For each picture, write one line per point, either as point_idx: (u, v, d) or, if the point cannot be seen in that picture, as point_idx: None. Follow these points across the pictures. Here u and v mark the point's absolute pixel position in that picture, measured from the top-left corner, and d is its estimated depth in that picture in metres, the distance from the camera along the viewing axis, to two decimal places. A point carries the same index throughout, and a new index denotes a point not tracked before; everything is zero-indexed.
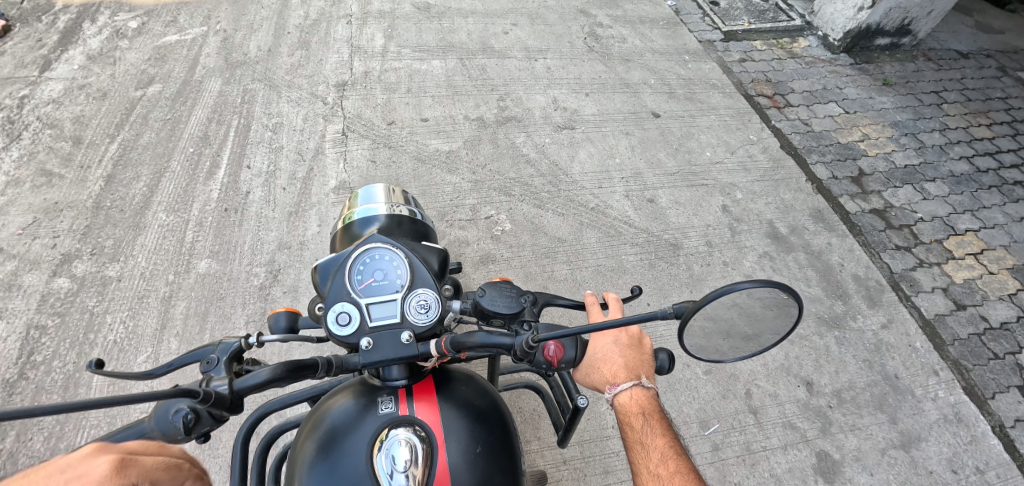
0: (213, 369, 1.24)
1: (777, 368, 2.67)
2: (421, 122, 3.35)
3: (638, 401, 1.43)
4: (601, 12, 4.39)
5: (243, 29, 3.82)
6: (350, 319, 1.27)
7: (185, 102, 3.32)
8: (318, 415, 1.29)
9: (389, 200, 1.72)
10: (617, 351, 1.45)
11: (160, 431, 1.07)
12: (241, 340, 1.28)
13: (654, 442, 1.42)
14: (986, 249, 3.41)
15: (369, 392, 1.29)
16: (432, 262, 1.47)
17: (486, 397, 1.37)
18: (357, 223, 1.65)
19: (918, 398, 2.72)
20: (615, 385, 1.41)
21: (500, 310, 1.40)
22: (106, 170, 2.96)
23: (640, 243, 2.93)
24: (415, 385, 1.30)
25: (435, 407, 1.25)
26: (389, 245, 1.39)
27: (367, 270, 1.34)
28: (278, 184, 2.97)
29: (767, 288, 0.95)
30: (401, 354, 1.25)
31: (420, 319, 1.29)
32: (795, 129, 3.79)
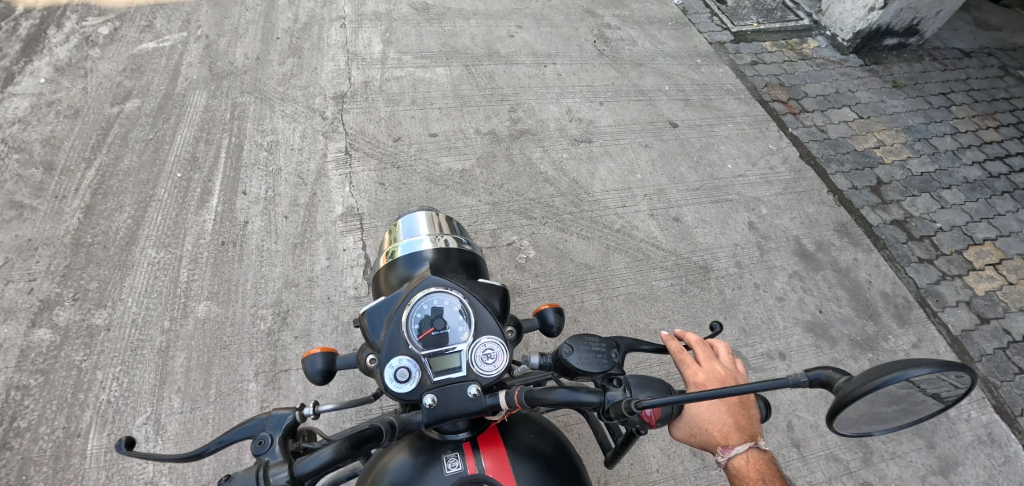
0: (265, 451, 1.01)
1: (816, 396, 2.57)
2: (430, 137, 3.13)
3: (754, 464, 1.28)
4: (608, 12, 4.22)
5: (227, 35, 3.58)
6: (411, 375, 1.04)
7: (168, 120, 3.08)
8: (372, 473, 1.12)
9: (434, 230, 1.46)
10: (725, 410, 1.27)
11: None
12: (296, 412, 1.08)
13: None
14: (1005, 259, 3.34)
15: (429, 447, 1.10)
16: (495, 301, 1.20)
17: (556, 443, 1.17)
18: (402, 260, 1.35)
19: (952, 421, 2.65)
20: (729, 447, 1.26)
21: (587, 368, 1.19)
22: (84, 201, 2.70)
23: (669, 267, 2.80)
24: (479, 436, 1.10)
25: (505, 461, 1.05)
26: (446, 281, 1.14)
27: (424, 316, 1.09)
28: (279, 211, 2.74)
29: (952, 368, 0.72)
30: (469, 411, 1.03)
31: (485, 370, 1.07)
32: (812, 137, 3.70)
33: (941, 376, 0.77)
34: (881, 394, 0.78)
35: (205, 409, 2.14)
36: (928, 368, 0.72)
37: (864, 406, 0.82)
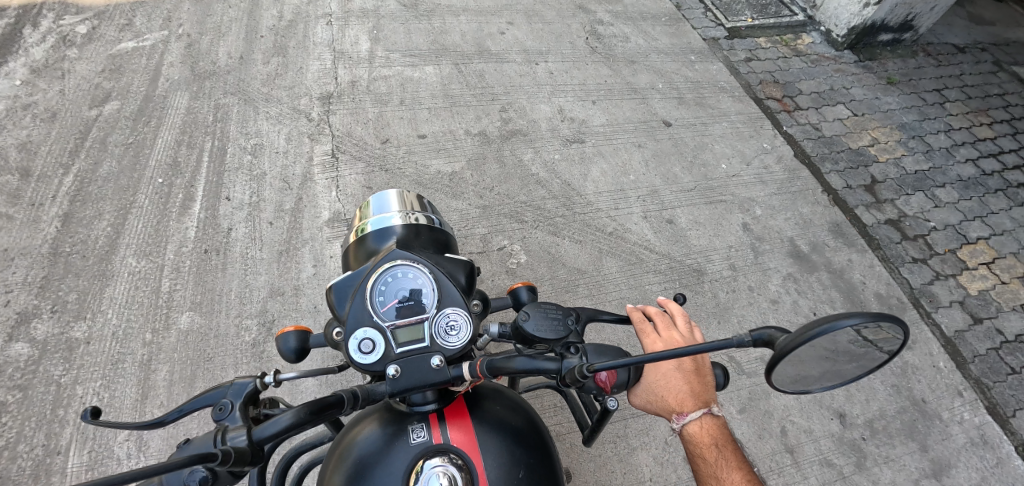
0: (226, 417, 1.00)
1: (809, 401, 2.53)
2: (418, 139, 3.06)
3: (707, 431, 1.32)
4: (600, 8, 4.16)
5: (209, 33, 3.48)
6: (374, 345, 1.01)
7: (148, 123, 3.00)
8: (340, 446, 1.11)
9: (405, 204, 1.39)
10: (680, 379, 1.31)
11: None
12: (257, 380, 1.06)
13: (729, 474, 1.32)
14: (998, 258, 3.33)
15: (397, 419, 1.10)
16: (460, 277, 1.18)
17: (524, 414, 1.18)
18: (371, 235, 1.30)
19: (945, 423, 2.61)
20: (684, 414, 1.29)
21: (545, 335, 1.21)
22: (62, 208, 2.65)
23: (662, 271, 2.76)
24: (446, 408, 1.10)
25: (471, 432, 1.06)
26: (413, 256, 1.13)
27: (390, 289, 1.07)
28: (264, 218, 2.68)
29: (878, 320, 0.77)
30: (434, 381, 1.01)
31: (451, 341, 1.05)
32: (806, 135, 3.67)
33: (863, 327, 0.83)
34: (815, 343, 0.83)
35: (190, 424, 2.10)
36: (858, 320, 0.77)
37: (801, 356, 0.87)
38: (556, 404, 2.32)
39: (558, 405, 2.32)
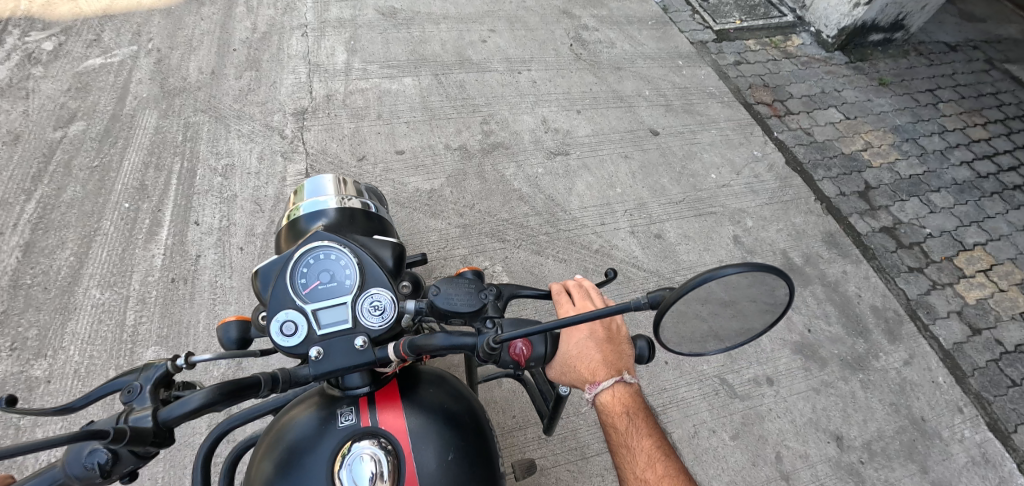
0: (135, 399, 0.98)
1: (805, 423, 2.44)
2: (396, 155, 2.95)
3: (620, 401, 1.29)
4: (585, 13, 4.05)
5: (180, 47, 3.36)
6: (296, 329, 1.06)
7: (115, 144, 2.88)
8: (274, 431, 1.15)
9: (340, 190, 1.39)
10: (592, 348, 1.27)
11: (73, 480, 0.89)
12: (168, 363, 1.03)
13: (640, 444, 1.30)
14: (995, 264, 3.24)
15: (329, 403, 1.14)
16: (386, 257, 1.20)
17: (457, 397, 1.23)
18: (303, 218, 1.30)
19: (945, 442, 2.52)
20: (596, 384, 1.25)
21: (458, 309, 1.10)
22: (24, 236, 2.53)
23: (650, 290, 2.66)
24: (377, 392, 1.15)
25: (400, 415, 1.11)
26: (337, 240, 1.16)
27: (312, 273, 1.12)
28: (234, 243, 2.58)
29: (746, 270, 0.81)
30: (357, 362, 1.08)
31: (373, 322, 1.10)
32: (798, 141, 3.57)
33: (762, 276, 0.89)
34: (705, 293, 0.91)
35: (154, 468, 2.02)
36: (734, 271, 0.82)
37: (699, 306, 0.96)
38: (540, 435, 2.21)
39: (542, 436, 2.21)
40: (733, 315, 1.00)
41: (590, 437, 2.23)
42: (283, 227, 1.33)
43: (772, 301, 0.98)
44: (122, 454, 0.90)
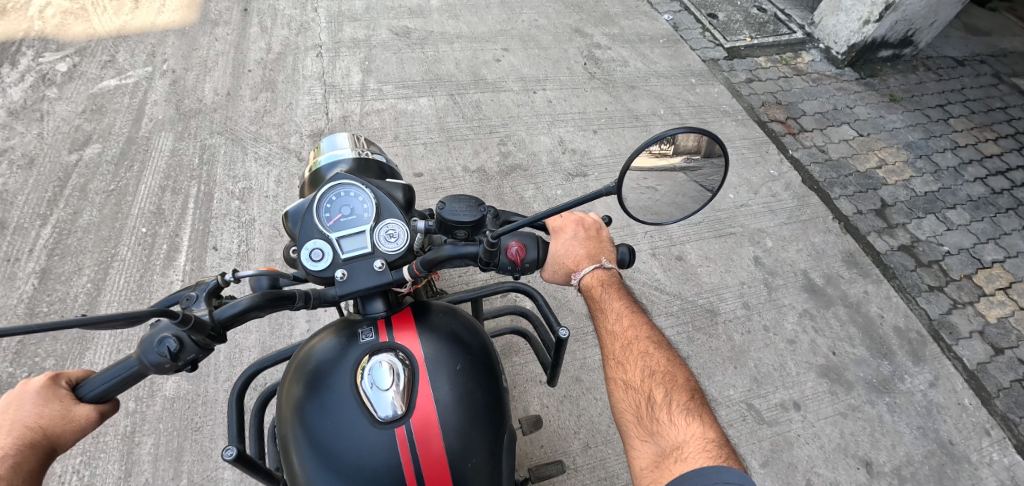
0: (192, 304, 1.05)
1: (834, 449, 2.40)
2: (414, 178, 2.93)
3: (604, 281, 1.39)
4: (597, 31, 4.06)
5: (195, 68, 3.35)
6: (323, 254, 1.11)
7: (131, 167, 2.85)
8: (298, 359, 1.19)
9: (357, 142, 1.38)
10: (578, 246, 1.38)
11: (149, 367, 0.97)
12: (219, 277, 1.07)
13: (612, 304, 1.41)
14: (1015, 282, 3.17)
15: (350, 326, 1.19)
16: (399, 194, 1.23)
17: (466, 323, 1.27)
18: (321, 169, 1.31)
19: (974, 466, 2.47)
20: (579, 272, 1.36)
21: (461, 219, 1.15)
22: (40, 262, 2.49)
23: (673, 313, 2.71)
24: (393, 315, 1.20)
25: (414, 334, 1.15)
26: (356, 178, 1.19)
27: (335, 206, 1.15)
28: (253, 268, 2.55)
29: (699, 128, 1.08)
30: (377, 283, 1.12)
31: (391, 247, 1.14)
32: (813, 159, 3.57)
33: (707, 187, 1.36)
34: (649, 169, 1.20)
35: None
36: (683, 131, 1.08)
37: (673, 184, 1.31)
38: (569, 466, 2.18)
39: (571, 465, 2.18)
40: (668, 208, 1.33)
41: (619, 466, 2.20)
42: (305, 182, 1.36)
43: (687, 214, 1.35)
44: (187, 343, 0.97)
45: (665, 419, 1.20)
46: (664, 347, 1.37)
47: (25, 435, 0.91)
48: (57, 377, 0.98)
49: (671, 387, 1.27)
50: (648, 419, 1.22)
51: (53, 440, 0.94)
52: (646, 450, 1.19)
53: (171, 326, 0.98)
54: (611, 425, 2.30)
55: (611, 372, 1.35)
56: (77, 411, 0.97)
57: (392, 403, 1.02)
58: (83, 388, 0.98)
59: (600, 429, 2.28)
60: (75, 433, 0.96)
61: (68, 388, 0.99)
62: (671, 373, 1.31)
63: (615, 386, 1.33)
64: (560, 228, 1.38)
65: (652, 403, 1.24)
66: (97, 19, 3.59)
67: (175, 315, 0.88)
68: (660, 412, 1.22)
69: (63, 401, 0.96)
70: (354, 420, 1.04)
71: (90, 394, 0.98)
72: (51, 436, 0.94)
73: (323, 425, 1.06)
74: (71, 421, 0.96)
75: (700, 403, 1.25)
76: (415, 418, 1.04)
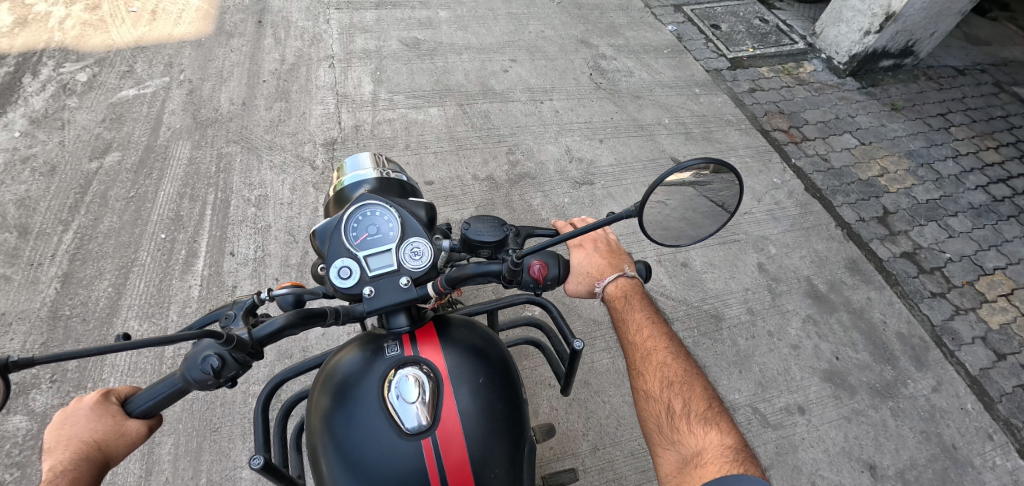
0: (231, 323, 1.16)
1: (838, 453, 2.44)
2: (425, 186, 3.00)
3: (625, 290, 1.50)
4: (602, 42, 4.15)
5: (211, 79, 3.44)
6: (351, 271, 1.16)
7: (150, 175, 2.93)
8: (324, 373, 1.24)
9: (378, 163, 1.46)
10: (599, 258, 1.52)
11: (192, 383, 1.05)
12: (254, 296, 1.20)
13: (634, 317, 1.50)
14: (1016, 288, 3.21)
15: (375, 341, 1.24)
16: (421, 212, 1.32)
17: (486, 336, 1.32)
18: (346, 189, 1.38)
19: (978, 470, 2.51)
20: (603, 279, 1.49)
21: (485, 238, 1.26)
22: (62, 267, 2.56)
23: (679, 318, 2.76)
24: (417, 330, 1.24)
25: (437, 348, 1.21)
26: (381, 199, 1.26)
27: (362, 225, 1.21)
28: (269, 273, 2.62)
29: (718, 159, 1.13)
30: (402, 299, 1.17)
31: (415, 265, 1.20)
32: (816, 167, 3.63)
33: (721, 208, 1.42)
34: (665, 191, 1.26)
35: None
36: (703, 162, 1.12)
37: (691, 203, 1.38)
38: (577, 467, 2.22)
39: (581, 467, 2.23)
40: (684, 223, 1.42)
41: (626, 468, 2.25)
42: (329, 200, 1.44)
43: (693, 236, 1.42)
44: (228, 360, 1.04)
45: (685, 429, 1.29)
46: (683, 356, 1.44)
47: (83, 448, 1.06)
48: (108, 394, 1.10)
49: (689, 396, 1.35)
50: (669, 428, 1.31)
51: (107, 452, 1.08)
52: (669, 456, 1.29)
53: (212, 345, 1.04)
54: (619, 427, 2.34)
55: (634, 381, 1.43)
56: (126, 427, 1.09)
57: (417, 414, 1.08)
58: (130, 406, 1.09)
59: (609, 431, 2.33)
60: (124, 447, 1.10)
61: (118, 403, 1.10)
62: (689, 382, 1.38)
63: (637, 394, 1.42)
64: (580, 245, 1.53)
65: (672, 412, 1.33)
66: (115, 30, 3.68)
67: (219, 336, 0.94)
68: (681, 421, 1.31)
69: (114, 418, 1.08)
70: (380, 431, 1.10)
71: (134, 411, 1.09)
72: (105, 449, 1.08)
73: (350, 435, 1.12)
74: (121, 437, 1.09)
75: (718, 411, 1.33)
76: (440, 429, 1.10)
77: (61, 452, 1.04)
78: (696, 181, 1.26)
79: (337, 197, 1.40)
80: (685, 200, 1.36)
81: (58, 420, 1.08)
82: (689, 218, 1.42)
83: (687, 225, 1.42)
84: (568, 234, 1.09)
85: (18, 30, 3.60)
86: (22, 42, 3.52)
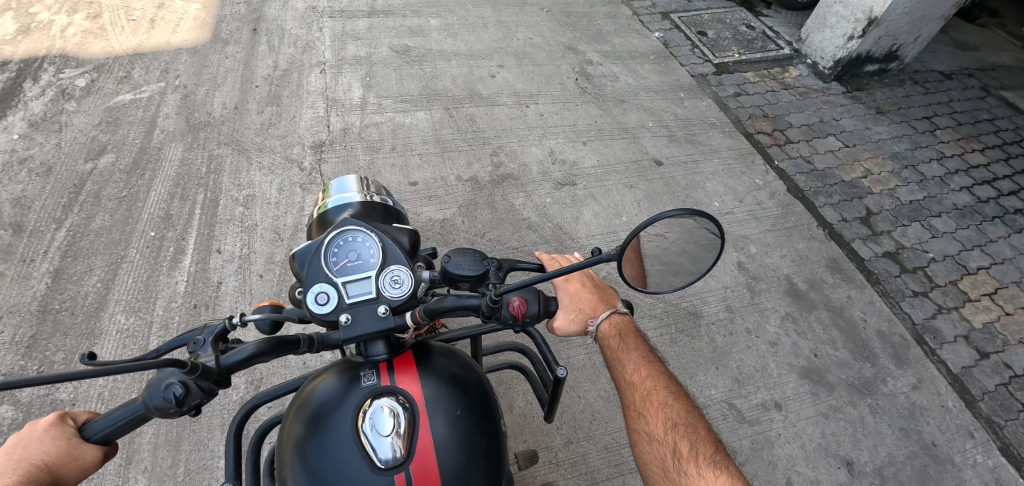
0: (199, 349, 1.13)
1: (815, 449, 2.45)
2: (409, 186, 3.07)
3: (619, 327, 1.50)
4: (589, 48, 4.23)
5: (205, 84, 3.54)
6: (329, 297, 1.19)
7: (142, 175, 3.02)
8: (300, 399, 1.23)
9: (363, 185, 1.51)
10: (588, 293, 1.51)
11: (153, 411, 1.05)
12: (225, 321, 1.16)
13: (630, 358, 1.50)
14: (1000, 288, 3.22)
15: (352, 369, 1.23)
16: (405, 238, 1.32)
17: (466, 365, 1.31)
18: (330, 211, 1.44)
19: (958, 467, 2.50)
20: (596, 317, 1.48)
21: (464, 273, 1.22)
22: (53, 263, 2.64)
23: (657, 315, 2.79)
24: (395, 359, 1.23)
25: (414, 377, 1.19)
26: (363, 224, 1.29)
27: (342, 251, 1.24)
28: (254, 270, 2.68)
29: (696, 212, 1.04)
30: (379, 327, 1.19)
31: (394, 293, 1.22)
32: (799, 169, 3.66)
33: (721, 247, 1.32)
34: (654, 226, 1.17)
35: None
36: (679, 210, 1.05)
37: (694, 239, 1.30)
38: (551, 460, 2.25)
39: (553, 461, 2.25)
40: (686, 257, 1.36)
41: (599, 461, 2.27)
42: (314, 219, 1.49)
43: (696, 269, 1.37)
44: (192, 388, 1.05)
45: (694, 472, 1.30)
46: (683, 395, 1.46)
47: (31, 473, 1.01)
48: (65, 416, 1.08)
49: (695, 438, 1.37)
50: (676, 471, 1.32)
51: (57, 476, 1.04)
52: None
53: (176, 372, 1.06)
54: (593, 422, 2.37)
55: (634, 423, 1.44)
56: (82, 450, 1.07)
57: (391, 446, 1.06)
58: (88, 430, 1.08)
59: (583, 425, 2.35)
60: (77, 472, 1.06)
61: (74, 427, 1.09)
62: (691, 423, 1.41)
63: (639, 436, 1.43)
64: (568, 280, 1.51)
65: (678, 455, 1.35)
66: (115, 38, 3.81)
67: (181, 365, 0.95)
68: (689, 464, 1.32)
69: (69, 440, 1.06)
70: (353, 463, 1.07)
71: (93, 436, 1.07)
72: (55, 473, 1.03)
73: (321, 465, 1.09)
74: (76, 460, 1.06)
75: (724, 453, 1.36)
76: (414, 463, 1.08)
77: (6, 475, 0.98)
78: (691, 217, 1.15)
79: (322, 217, 1.44)
80: (687, 233, 1.27)
81: (9, 444, 1.03)
82: (690, 252, 1.35)
83: (689, 260, 1.36)
84: (553, 273, 1.04)
85: (21, 37, 3.73)
86: (25, 49, 3.65)
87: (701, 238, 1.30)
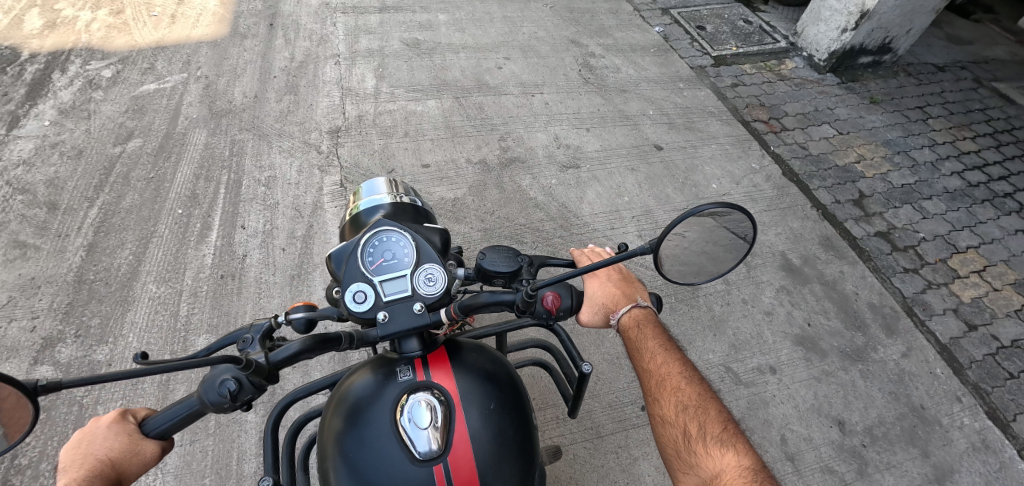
0: (248, 346, 1.23)
1: (808, 409, 2.58)
2: (422, 168, 3.23)
3: (638, 319, 1.51)
4: (592, 41, 4.40)
5: (226, 75, 3.71)
6: (366, 296, 1.21)
7: (169, 158, 3.19)
8: (337, 395, 1.28)
9: (393, 187, 1.60)
10: (613, 288, 1.55)
11: (208, 406, 1.13)
12: (270, 320, 1.25)
13: (647, 346, 1.48)
14: (988, 265, 3.35)
15: (387, 365, 1.27)
16: (436, 237, 1.41)
17: (495, 360, 1.35)
18: (362, 212, 1.51)
19: (945, 428, 2.62)
20: (616, 311, 1.51)
21: (500, 269, 1.38)
22: (87, 238, 2.80)
23: (658, 287, 2.94)
24: (429, 355, 1.27)
25: (449, 373, 1.23)
26: (397, 224, 1.32)
27: (378, 250, 1.27)
28: (276, 244, 2.83)
29: (730, 204, 1.13)
30: (415, 324, 1.21)
31: (429, 291, 1.24)
32: (794, 154, 3.82)
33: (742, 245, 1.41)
34: (687, 226, 1.25)
35: (204, 441, 2.21)
36: (715, 205, 1.14)
37: (715, 239, 1.38)
38: (558, 416, 2.39)
39: (560, 417, 2.39)
40: (707, 257, 1.44)
41: (604, 418, 2.41)
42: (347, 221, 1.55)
43: (715, 271, 1.44)
44: (244, 384, 1.14)
45: (702, 451, 1.30)
46: (697, 379, 1.44)
47: (99, 467, 1.11)
48: (126, 413, 1.17)
49: (705, 419, 1.35)
50: (687, 452, 1.33)
51: (121, 470, 1.13)
52: (690, 482, 1.30)
53: (229, 369, 1.14)
54: (598, 382, 2.50)
55: (649, 407, 1.43)
56: (142, 446, 1.15)
57: (429, 439, 1.10)
58: (147, 427, 1.16)
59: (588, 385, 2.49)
60: (139, 467, 1.15)
61: (135, 423, 1.17)
62: (705, 405, 1.38)
63: (654, 420, 1.42)
64: (595, 274, 1.57)
65: (689, 436, 1.34)
66: (138, 32, 3.99)
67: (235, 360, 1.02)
68: (698, 445, 1.31)
69: (130, 436, 1.14)
70: (392, 454, 1.11)
71: (152, 432, 1.16)
72: (119, 468, 1.13)
73: (362, 457, 1.13)
74: (137, 455, 1.14)
75: (735, 433, 1.34)
76: (451, 455, 1.11)
77: (76, 471, 1.09)
78: (721, 214, 1.24)
79: (353, 219, 1.51)
80: (707, 233, 1.35)
81: (77, 439, 1.13)
82: (711, 253, 1.43)
83: (709, 260, 1.44)
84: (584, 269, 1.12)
85: (48, 32, 3.92)
86: (53, 43, 3.83)
87: (721, 239, 1.39)
